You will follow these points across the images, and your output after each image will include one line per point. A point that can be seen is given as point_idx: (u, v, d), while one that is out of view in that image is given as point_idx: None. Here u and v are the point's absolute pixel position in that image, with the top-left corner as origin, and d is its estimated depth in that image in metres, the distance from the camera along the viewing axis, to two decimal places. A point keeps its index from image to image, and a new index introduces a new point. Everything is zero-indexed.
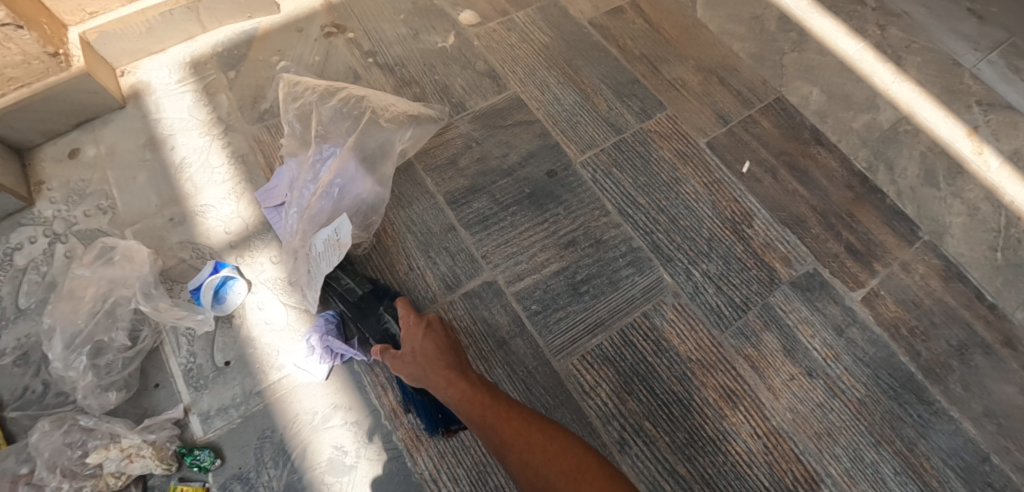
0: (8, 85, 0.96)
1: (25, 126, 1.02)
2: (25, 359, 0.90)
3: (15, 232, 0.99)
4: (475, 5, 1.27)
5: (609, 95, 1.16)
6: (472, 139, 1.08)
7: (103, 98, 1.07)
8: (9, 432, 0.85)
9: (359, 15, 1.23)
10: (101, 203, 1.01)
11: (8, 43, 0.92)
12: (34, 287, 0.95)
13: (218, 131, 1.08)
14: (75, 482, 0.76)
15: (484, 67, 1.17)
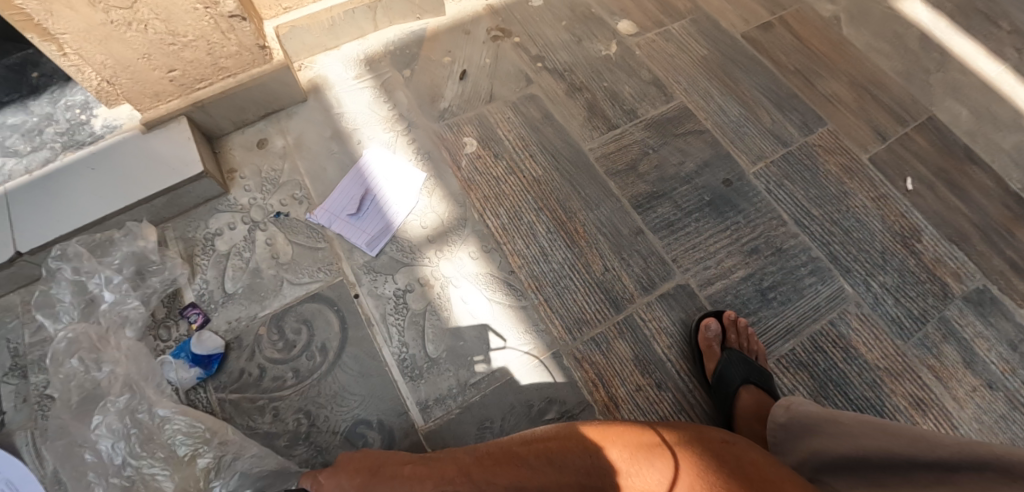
0: (218, 75, 0.99)
1: (223, 116, 1.05)
2: (238, 342, 0.91)
3: (214, 218, 1.00)
4: (631, 14, 1.31)
5: (771, 108, 1.20)
6: (647, 146, 1.11)
7: (292, 90, 1.09)
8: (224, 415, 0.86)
9: (522, 20, 1.26)
10: (297, 193, 1.03)
11: (230, 34, 0.93)
12: (239, 273, 0.96)
13: (401, 127, 1.10)
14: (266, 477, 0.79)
15: (649, 76, 1.21)
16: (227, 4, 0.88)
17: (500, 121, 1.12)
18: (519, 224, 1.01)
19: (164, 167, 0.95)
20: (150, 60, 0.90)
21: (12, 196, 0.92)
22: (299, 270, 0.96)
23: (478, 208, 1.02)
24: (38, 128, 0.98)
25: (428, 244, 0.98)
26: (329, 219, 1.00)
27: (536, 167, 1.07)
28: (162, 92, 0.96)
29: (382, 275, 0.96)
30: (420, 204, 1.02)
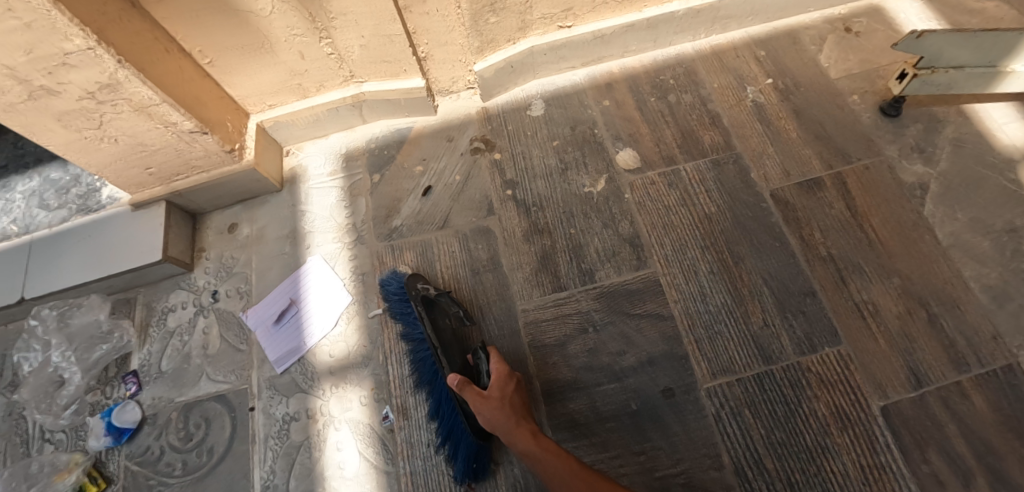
0: (193, 171, 1.08)
1: (202, 200, 1.14)
2: (153, 419, 1.02)
3: (174, 293, 1.12)
4: (640, 143, 1.12)
5: (769, 305, 0.96)
6: (589, 322, 0.97)
7: (264, 184, 1.15)
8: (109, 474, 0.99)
9: (512, 133, 1.16)
10: (241, 287, 1.10)
11: (195, 144, 1.01)
12: (175, 353, 1.07)
13: (349, 239, 1.10)
14: None
15: (628, 230, 1.04)
16: (185, 124, 0.96)
17: (444, 254, 1.06)
18: (417, 379, 0.97)
19: (137, 249, 1.08)
20: (127, 161, 1.01)
21: (32, 247, 1.10)
22: (217, 366, 1.04)
23: (386, 350, 0.99)
24: (67, 187, 1.16)
25: (328, 375, 0.99)
26: (256, 326, 1.05)
27: (459, 318, 1.00)
28: (145, 182, 1.07)
29: (278, 395, 1.00)
30: (335, 330, 1.02)
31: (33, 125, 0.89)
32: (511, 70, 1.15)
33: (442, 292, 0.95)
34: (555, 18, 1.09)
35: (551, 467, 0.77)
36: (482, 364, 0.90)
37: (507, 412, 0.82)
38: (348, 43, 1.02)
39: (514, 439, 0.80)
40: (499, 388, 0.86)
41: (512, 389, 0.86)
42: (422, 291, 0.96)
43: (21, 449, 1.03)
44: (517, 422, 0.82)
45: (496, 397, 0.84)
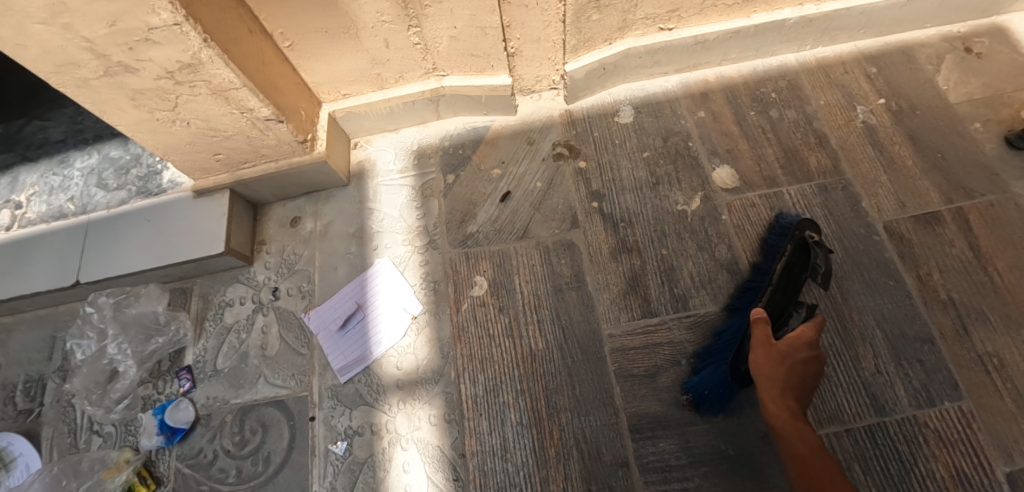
0: (260, 160, 1.01)
1: (265, 191, 1.08)
2: (206, 421, 0.97)
3: (232, 287, 1.06)
4: (738, 160, 1.04)
5: (881, 350, 0.88)
6: (683, 353, 0.90)
7: (331, 177, 1.08)
8: (158, 475, 0.94)
9: (599, 140, 1.08)
10: (303, 286, 1.04)
11: (268, 132, 0.94)
12: (231, 351, 1.01)
13: (421, 243, 1.03)
14: None
15: (726, 255, 0.96)
16: (262, 111, 0.89)
17: (523, 266, 0.98)
18: (492, 401, 0.90)
19: (199, 237, 1.02)
20: (195, 146, 0.95)
21: (90, 227, 1.06)
22: (276, 369, 0.98)
23: (459, 367, 0.93)
24: (127, 167, 1.11)
25: (395, 389, 0.93)
26: (320, 330, 0.99)
27: (540, 338, 0.93)
28: (210, 169, 1.01)
29: (341, 406, 0.93)
30: (404, 340, 0.96)
31: (105, 103, 0.83)
32: (602, 72, 1.07)
33: (820, 246, 0.87)
34: (657, 19, 1.00)
35: (805, 439, 0.71)
36: (795, 317, 0.84)
37: (784, 373, 0.76)
38: (437, 33, 0.94)
39: (766, 406, 0.75)
40: (790, 345, 0.78)
41: (806, 358, 0.77)
42: (813, 237, 0.88)
43: (68, 439, 0.99)
44: (783, 392, 0.75)
45: (804, 339, 0.79)
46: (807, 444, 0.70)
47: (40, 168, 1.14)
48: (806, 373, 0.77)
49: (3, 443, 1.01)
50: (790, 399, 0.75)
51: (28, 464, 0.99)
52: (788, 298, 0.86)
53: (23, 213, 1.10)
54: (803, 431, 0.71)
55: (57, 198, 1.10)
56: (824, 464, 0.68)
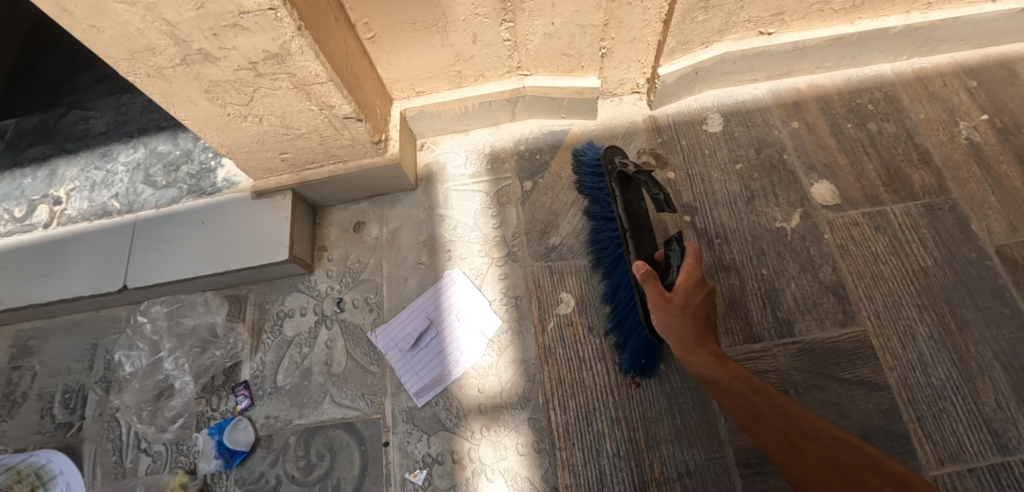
0: (329, 160, 0.93)
1: (328, 193, 1.00)
2: (268, 442, 0.89)
3: (291, 296, 0.99)
4: (837, 176, 0.98)
5: (1003, 384, 0.82)
6: (790, 383, 0.84)
7: (400, 181, 1.00)
8: None
9: (687, 150, 1.01)
10: (371, 297, 0.96)
11: (344, 131, 0.86)
12: (293, 366, 0.93)
13: (498, 254, 0.96)
14: None
15: (830, 277, 0.90)
16: (343, 108, 0.81)
17: (613, 284, 0.92)
18: (585, 430, 0.84)
19: (255, 243, 0.94)
20: (264, 144, 0.87)
21: (137, 227, 0.99)
22: (344, 388, 0.90)
23: (547, 391, 0.86)
24: (176, 163, 1.03)
25: (478, 415, 0.86)
26: (389, 348, 0.91)
27: (634, 362, 0.87)
28: (274, 168, 0.93)
29: (418, 431, 0.86)
30: (484, 361, 0.89)
31: (176, 95, 0.75)
32: (693, 78, 1.00)
33: (671, 240, 0.80)
34: (759, 22, 0.94)
35: (716, 383, 0.66)
36: (676, 255, 0.78)
37: (687, 326, 0.71)
38: (531, 30, 0.87)
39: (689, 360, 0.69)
40: (684, 294, 0.74)
41: (699, 302, 0.74)
42: (623, 165, 0.91)
43: (114, 457, 0.92)
44: (693, 342, 0.70)
45: (677, 300, 0.74)
46: (720, 380, 0.66)
47: (81, 161, 1.07)
48: (676, 296, 0.74)
49: (43, 460, 0.93)
50: (696, 311, 0.73)
51: (69, 484, 0.92)
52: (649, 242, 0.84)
53: (62, 209, 1.03)
54: (728, 375, 0.65)
55: (100, 195, 1.03)
56: (757, 403, 0.62)
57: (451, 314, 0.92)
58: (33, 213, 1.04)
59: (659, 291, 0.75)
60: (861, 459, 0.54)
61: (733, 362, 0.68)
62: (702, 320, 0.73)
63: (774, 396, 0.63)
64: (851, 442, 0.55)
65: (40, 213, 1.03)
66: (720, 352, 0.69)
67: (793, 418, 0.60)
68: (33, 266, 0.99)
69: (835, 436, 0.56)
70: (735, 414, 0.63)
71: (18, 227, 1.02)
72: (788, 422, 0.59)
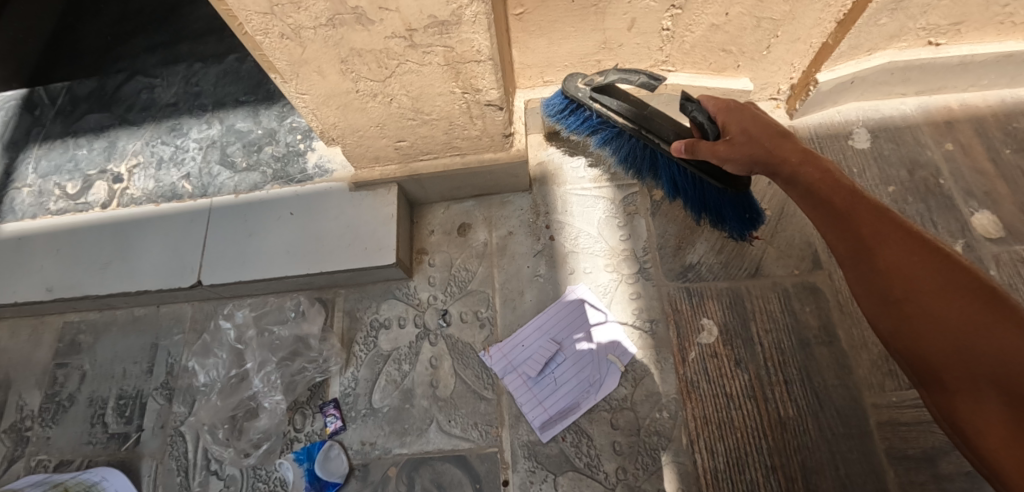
0: (446, 152, 0.81)
1: (434, 189, 0.89)
2: (363, 474, 0.77)
3: (386, 304, 0.87)
4: (1001, 205, 0.87)
5: None
6: None
7: (517, 181, 0.89)
8: None
9: (834, 166, 0.91)
10: (481, 311, 0.85)
11: (479, 120, 0.75)
12: (391, 386, 0.82)
13: (628, 269, 0.85)
14: None
15: None
16: (489, 94, 0.69)
17: (759, 311, 0.82)
18: (736, 479, 0.73)
19: (355, 242, 0.82)
20: (383, 129, 0.75)
21: (213, 213, 0.87)
22: (453, 415, 0.79)
23: (691, 432, 0.76)
24: (258, 143, 0.92)
25: (612, 455, 0.75)
26: (507, 371, 0.80)
27: (790, 403, 0.76)
28: (382, 158, 0.81)
29: (542, 470, 0.75)
30: (617, 392, 0.78)
31: (304, 64, 0.62)
32: (846, 88, 0.89)
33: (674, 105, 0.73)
34: (933, 31, 0.82)
35: (813, 191, 0.54)
36: (697, 113, 0.64)
37: (751, 131, 0.60)
38: (696, 20, 0.76)
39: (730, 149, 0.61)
40: (741, 131, 0.61)
41: (751, 116, 0.62)
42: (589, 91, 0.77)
43: (178, 478, 0.81)
44: (756, 140, 0.60)
45: (734, 134, 0.62)
46: (805, 183, 0.55)
47: (144, 135, 0.97)
48: (747, 125, 0.61)
49: (94, 478, 0.82)
50: (765, 134, 0.60)
51: None
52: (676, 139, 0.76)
53: (123, 188, 0.93)
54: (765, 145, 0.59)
55: (168, 174, 0.93)
56: (857, 223, 0.50)
57: (579, 336, 0.82)
58: (88, 190, 0.94)
59: (757, 121, 0.61)
60: (970, 280, 0.44)
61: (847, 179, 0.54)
62: (767, 129, 0.60)
63: (855, 197, 0.52)
64: (973, 274, 0.45)
65: (97, 191, 0.94)
66: (824, 162, 0.56)
67: (868, 210, 0.50)
68: (92, 251, 0.89)
69: (944, 258, 0.46)
70: (821, 225, 0.53)
71: (72, 206, 0.94)
72: (888, 240, 0.48)
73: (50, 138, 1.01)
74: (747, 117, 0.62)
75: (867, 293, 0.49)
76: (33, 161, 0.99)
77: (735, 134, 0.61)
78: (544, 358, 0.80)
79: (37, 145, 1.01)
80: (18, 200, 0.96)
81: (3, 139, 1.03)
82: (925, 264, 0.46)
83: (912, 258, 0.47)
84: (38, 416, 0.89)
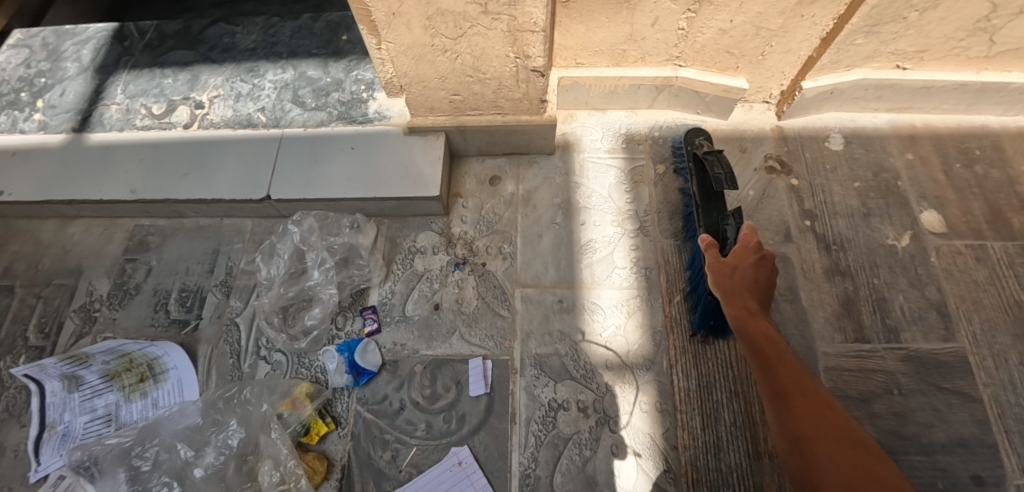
0: (491, 110, 0.98)
1: (474, 143, 1.05)
2: (393, 368, 0.91)
3: (423, 234, 1.01)
4: (946, 207, 1.05)
5: None
6: (895, 383, 0.90)
7: (545, 144, 1.05)
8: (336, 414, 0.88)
9: (811, 161, 1.08)
10: (504, 247, 1.00)
11: (524, 84, 0.91)
12: (423, 299, 0.96)
13: (631, 226, 1.01)
14: None
15: (936, 296, 0.97)
16: (537, 61, 0.85)
17: None
18: (706, 397, 0.88)
19: (406, 177, 0.97)
20: (444, 82, 0.91)
21: (283, 142, 1.02)
22: (474, 327, 0.93)
23: (671, 358, 0.91)
24: (327, 89, 1.07)
25: (605, 369, 0.90)
26: (447, 465, 0.85)
27: None
28: (437, 108, 0.97)
29: (545, 377, 0.90)
30: (613, 322, 0.93)
31: (396, 18, 0.77)
32: (826, 97, 1.07)
33: (733, 214, 0.87)
34: (901, 56, 1.00)
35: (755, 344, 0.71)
36: (729, 231, 0.86)
37: (737, 281, 0.78)
38: (707, 24, 0.93)
39: (732, 309, 0.76)
40: (743, 268, 0.79)
41: (756, 269, 0.79)
42: (699, 146, 1.00)
43: (231, 360, 0.94)
44: (745, 296, 0.77)
45: (743, 292, 0.77)
46: (774, 365, 0.68)
47: (225, 72, 1.12)
48: (759, 293, 0.77)
49: (158, 352, 0.95)
50: (748, 298, 0.77)
51: (180, 381, 0.93)
52: (717, 209, 0.90)
53: (204, 114, 1.07)
54: (749, 318, 0.74)
55: (245, 106, 1.07)
56: (811, 409, 0.62)
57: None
58: (172, 112, 1.08)
59: (762, 286, 0.78)
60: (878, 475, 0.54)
61: (805, 370, 0.68)
62: (751, 283, 0.78)
63: (809, 386, 0.65)
64: (887, 475, 0.54)
65: (180, 114, 1.08)
66: (766, 322, 0.74)
67: (813, 409, 0.62)
68: (172, 164, 1.03)
69: (855, 449, 0.57)
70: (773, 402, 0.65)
71: (156, 124, 1.08)
72: (820, 430, 0.60)
73: (138, 66, 1.15)
74: (745, 273, 0.78)
75: (796, 457, 0.59)
76: (121, 83, 1.13)
77: (741, 297, 0.77)
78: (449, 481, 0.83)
79: (125, 71, 1.15)
80: (107, 115, 1.10)
81: (94, 63, 1.17)
82: (850, 452, 0.57)
83: (841, 452, 0.57)
84: (105, 300, 1.02)
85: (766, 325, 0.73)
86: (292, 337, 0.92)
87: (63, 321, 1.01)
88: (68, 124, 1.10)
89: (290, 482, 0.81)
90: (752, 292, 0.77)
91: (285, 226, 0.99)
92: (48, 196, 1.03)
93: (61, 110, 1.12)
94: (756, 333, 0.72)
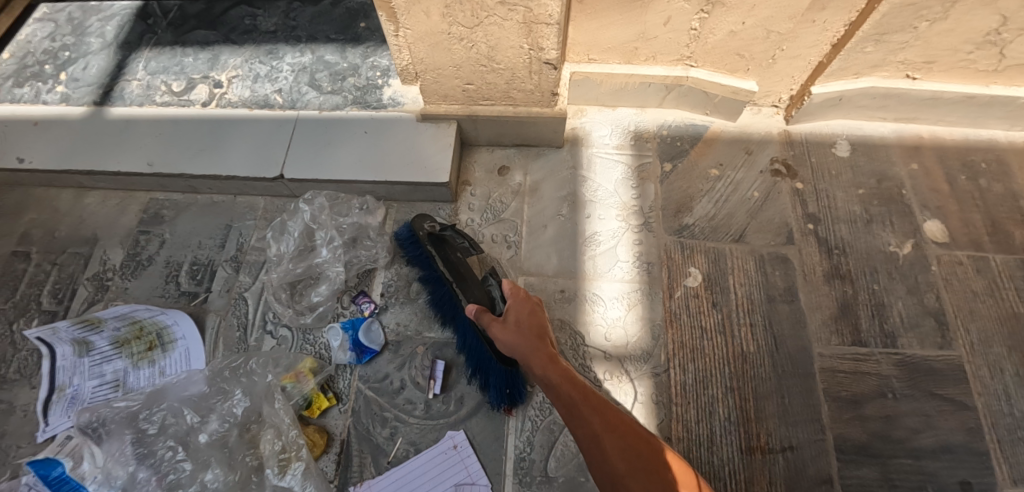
0: (503, 101, 0.99)
1: (485, 133, 1.07)
2: (396, 348, 0.93)
3: None
4: (948, 217, 1.06)
5: None
6: (888, 387, 0.92)
7: (554, 137, 1.07)
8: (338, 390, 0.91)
9: (816, 166, 1.10)
10: (509, 236, 1.01)
11: (537, 76, 0.93)
12: (427, 283, 0.98)
13: (634, 222, 1.03)
14: (347, 472, 0.85)
15: (933, 304, 0.98)
16: (550, 53, 0.87)
17: (738, 269, 0.99)
18: (701, 391, 0.90)
19: (416, 163, 0.99)
20: (458, 70, 0.93)
21: (298, 123, 1.04)
22: None
23: (669, 352, 0.92)
24: (343, 73, 1.09)
25: (602, 360, 0.91)
26: (444, 446, 0.86)
27: (752, 341, 0.94)
28: (450, 97, 0.99)
29: None
30: (613, 314, 0.95)
31: (415, 5, 0.79)
32: (834, 103, 1.08)
33: (491, 274, 0.87)
34: (910, 66, 1.02)
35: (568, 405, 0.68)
36: (494, 288, 0.86)
37: (524, 340, 0.75)
38: (718, 26, 0.94)
39: (532, 363, 0.73)
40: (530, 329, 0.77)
41: (533, 319, 0.79)
42: (431, 229, 0.95)
43: (238, 333, 0.96)
44: (537, 350, 0.74)
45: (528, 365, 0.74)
46: (576, 401, 0.68)
47: (245, 53, 1.14)
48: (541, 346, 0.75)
49: (168, 321, 0.97)
50: (547, 348, 0.75)
51: (187, 351, 0.95)
52: (472, 283, 0.87)
53: (223, 93, 1.10)
54: (558, 374, 0.71)
55: (262, 87, 1.09)
56: (619, 444, 0.64)
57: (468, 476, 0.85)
58: (191, 90, 1.11)
59: (532, 329, 0.78)
60: None
61: (602, 397, 0.69)
62: (532, 333, 0.77)
63: (611, 410, 0.68)
64: None
65: (199, 92, 1.10)
66: (572, 373, 0.72)
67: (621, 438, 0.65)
68: (189, 140, 1.05)
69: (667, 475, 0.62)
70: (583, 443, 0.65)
71: (176, 100, 1.10)
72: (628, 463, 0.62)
73: (160, 44, 1.18)
74: (533, 343, 0.75)
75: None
76: (143, 60, 1.16)
77: (544, 362, 0.72)
78: (440, 462, 0.85)
79: (148, 48, 1.17)
80: (128, 90, 1.13)
81: (118, 40, 1.20)
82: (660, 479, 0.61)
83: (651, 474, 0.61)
84: (119, 270, 1.04)
85: (572, 374, 0.71)
86: (298, 313, 0.94)
87: (77, 288, 1.04)
88: (90, 97, 1.13)
89: (292, 452, 0.83)
90: (546, 348, 0.75)
91: (296, 205, 1.01)
92: (67, 166, 1.06)
93: (84, 83, 1.15)
94: (558, 383, 0.70)
